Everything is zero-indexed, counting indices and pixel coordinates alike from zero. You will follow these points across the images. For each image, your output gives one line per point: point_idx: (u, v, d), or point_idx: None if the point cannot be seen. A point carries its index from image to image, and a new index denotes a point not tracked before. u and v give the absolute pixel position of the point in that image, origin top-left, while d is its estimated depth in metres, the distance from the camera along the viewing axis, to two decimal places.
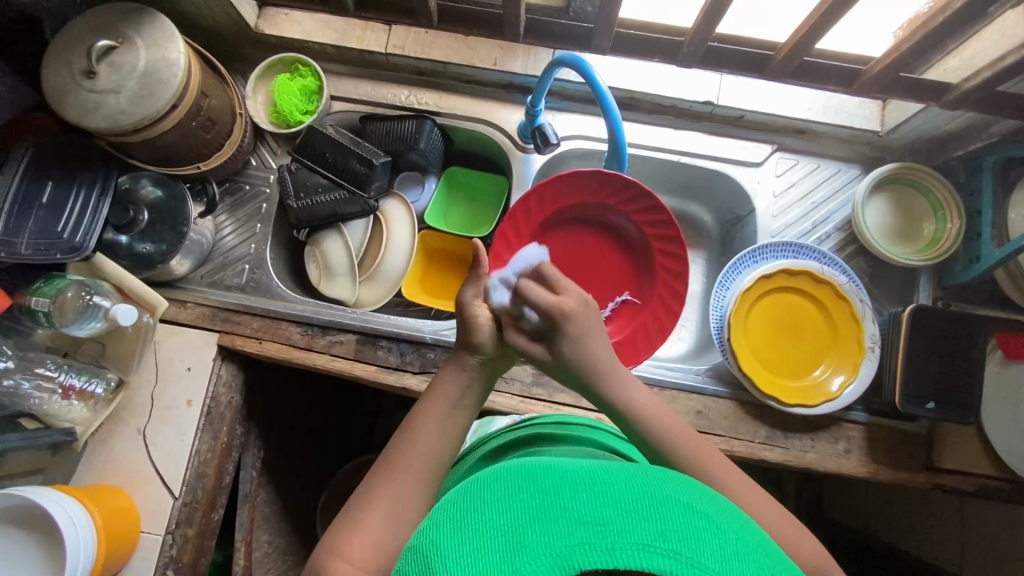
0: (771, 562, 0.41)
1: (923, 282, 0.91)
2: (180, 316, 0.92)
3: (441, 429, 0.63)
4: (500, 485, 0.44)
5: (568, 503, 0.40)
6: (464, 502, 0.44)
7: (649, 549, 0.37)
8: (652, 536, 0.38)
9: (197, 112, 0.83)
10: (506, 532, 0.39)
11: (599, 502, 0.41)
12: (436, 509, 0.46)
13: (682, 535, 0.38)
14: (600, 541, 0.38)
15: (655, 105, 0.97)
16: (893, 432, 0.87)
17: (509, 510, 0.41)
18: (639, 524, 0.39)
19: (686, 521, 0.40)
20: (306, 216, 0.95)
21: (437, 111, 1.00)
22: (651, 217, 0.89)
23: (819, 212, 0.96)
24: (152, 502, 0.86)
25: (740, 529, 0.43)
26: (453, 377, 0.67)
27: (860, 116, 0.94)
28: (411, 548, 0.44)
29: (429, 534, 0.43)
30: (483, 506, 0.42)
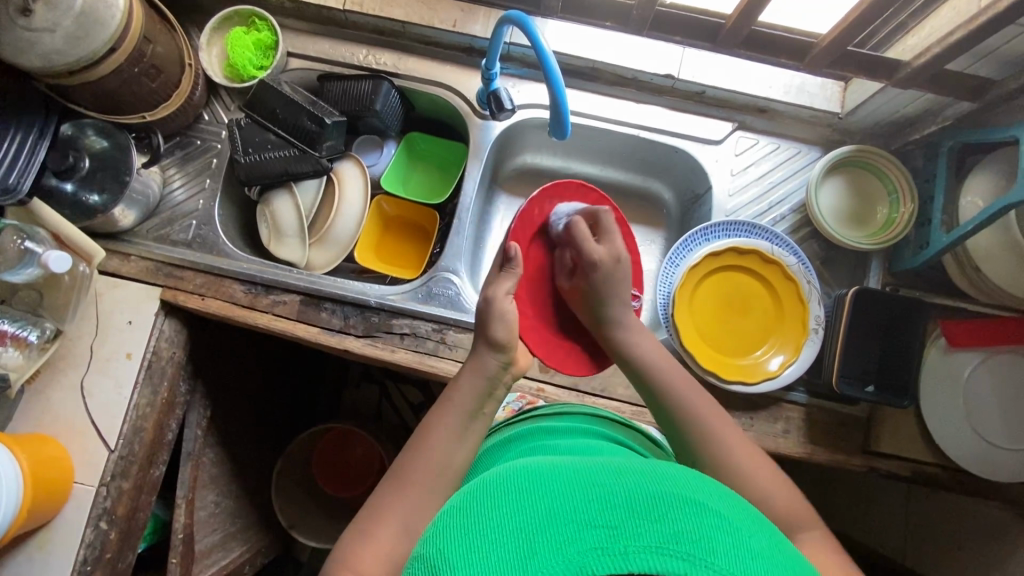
0: (779, 551, 0.45)
1: (874, 266, 0.91)
2: (121, 269, 0.91)
3: (456, 437, 0.67)
4: (508, 490, 0.48)
5: (578, 507, 0.45)
6: (474, 507, 0.48)
7: (661, 551, 0.41)
8: (665, 538, 0.42)
9: (139, 58, 0.81)
10: (518, 536, 0.44)
11: (611, 505, 0.45)
12: (443, 516, 0.50)
13: (695, 536, 0.42)
14: (613, 546, 0.42)
15: (616, 77, 0.96)
16: (832, 414, 0.88)
17: (521, 515, 0.45)
18: (652, 526, 0.43)
19: (696, 518, 0.44)
20: (256, 173, 0.93)
21: (395, 72, 0.98)
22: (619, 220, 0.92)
23: (776, 193, 0.95)
24: (87, 453, 0.86)
25: (749, 524, 0.47)
26: (473, 383, 0.72)
27: (822, 96, 0.93)
28: (417, 556, 0.48)
29: (438, 537, 0.47)
30: (495, 512, 0.46)
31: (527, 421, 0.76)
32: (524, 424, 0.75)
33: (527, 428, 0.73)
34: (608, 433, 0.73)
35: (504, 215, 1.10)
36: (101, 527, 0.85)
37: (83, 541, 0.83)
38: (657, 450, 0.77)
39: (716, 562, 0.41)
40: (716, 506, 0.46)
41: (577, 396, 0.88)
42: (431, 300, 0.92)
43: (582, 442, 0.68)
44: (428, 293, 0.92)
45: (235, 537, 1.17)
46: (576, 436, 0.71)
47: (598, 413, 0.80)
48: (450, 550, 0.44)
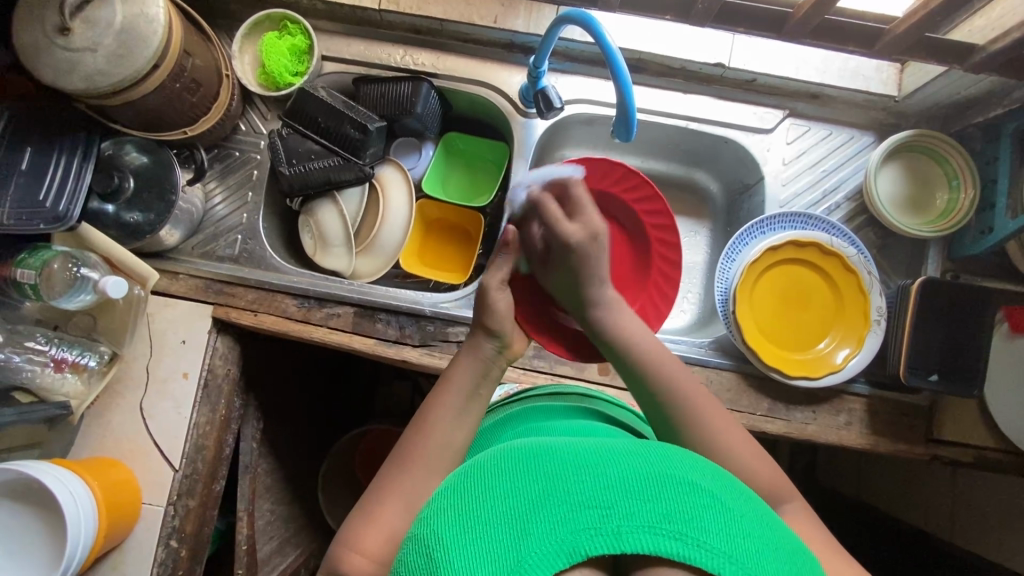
0: (765, 518, 0.46)
1: (933, 253, 0.89)
2: (171, 288, 0.90)
3: (455, 419, 0.68)
4: (497, 471, 0.46)
5: (571, 486, 0.43)
6: (467, 488, 0.46)
7: (654, 531, 0.41)
8: (659, 519, 0.41)
9: (181, 73, 0.79)
10: (510, 517, 0.42)
11: (604, 483, 0.43)
12: (432, 500, 0.48)
13: (688, 516, 0.42)
14: (606, 526, 0.41)
15: (664, 67, 0.93)
16: (894, 404, 0.87)
17: (513, 495, 0.43)
18: (645, 505, 0.42)
19: (690, 498, 0.43)
20: (299, 183, 0.91)
21: (434, 72, 0.95)
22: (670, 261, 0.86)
23: (829, 181, 0.93)
24: (153, 474, 0.86)
25: (743, 501, 0.46)
26: (470, 366, 0.72)
27: (877, 79, 0.91)
28: (410, 538, 0.46)
29: (429, 522, 0.46)
30: (485, 493, 0.45)
31: (519, 403, 0.77)
32: (516, 406, 0.76)
33: (523, 409, 0.75)
34: (609, 417, 0.74)
35: None
36: (171, 546, 0.85)
37: (155, 559, 0.84)
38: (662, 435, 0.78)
39: (712, 543, 0.41)
40: (711, 487, 0.45)
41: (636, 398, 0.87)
42: None
43: (581, 422, 0.69)
44: None
45: (290, 541, 1.19)
46: (573, 417, 0.71)
47: (596, 395, 0.81)
48: (444, 534, 0.43)
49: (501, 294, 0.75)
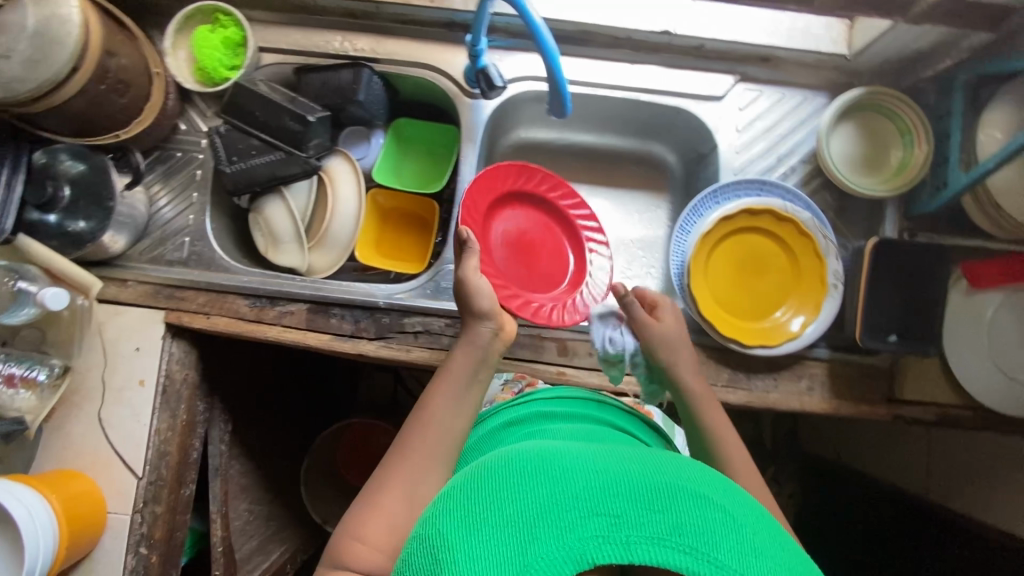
0: (774, 538, 0.48)
1: (890, 212, 0.88)
2: (121, 295, 0.88)
3: (454, 408, 0.71)
4: (508, 475, 0.49)
5: (582, 493, 0.46)
6: (479, 488, 0.49)
7: (662, 543, 0.43)
8: (667, 531, 0.44)
9: (104, 75, 0.76)
10: (521, 522, 0.45)
11: (615, 495, 0.46)
12: (444, 498, 0.51)
13: (696, 530, 0.44)
14: (615, 535, 0.44)
15: (609, 38, 0.91)
16: (856, 366, 0.87)
17: (525, 497, 0.46)
18: (655, 517, 0.45)
19: (700, 513, 0.46)
20: (244, 181, 0.89)
21: (375, 57, 0.93)
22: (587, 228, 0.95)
23: (784, 145, 0.91)
24: (116, 483, 0.86)
25: (750, 515, 0.49)
26: (467, 353, 0.75)
27: (827, 38, 0.88)
28: (421, 533, 0.49)
29: (438, 519, 0.48)
30: (497, 496, 0.47)
31: (527, 403, 0.77)
32: (522, 407, 0.76)
33: (532, 410, 0.74)
34: (605, 418, 0.75)
35: None
36: (141, 552, 0.85)
37: (125, 567, 0.84)
38: (659, 436, 0.79)
39: (716, 556, 0.43)
40: (718, 500, 0.48)
41: (597, 376, 0.86)
42: (441, 294, 0.90)
43: (581, 428, 0.69)
44: (437, 287, 0.90)
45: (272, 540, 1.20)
46: (573, 419, 0.72)
47: (597, 396, 0.80)
48: (456, 533, 0.45)
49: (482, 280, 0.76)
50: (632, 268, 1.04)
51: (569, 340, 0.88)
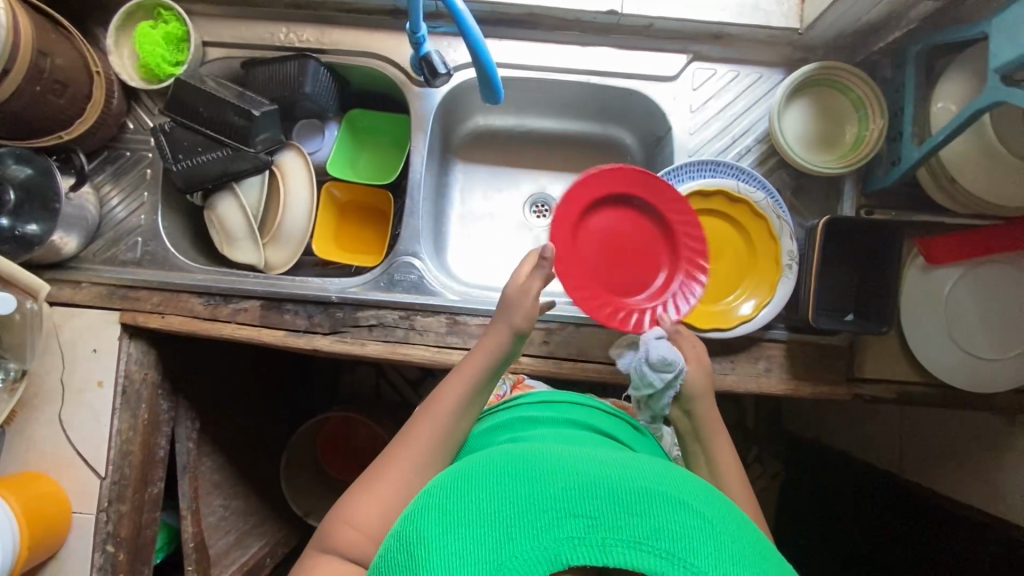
0: (759, 548, 0.45)
1: (847, 189, 0.87)
2: (76, 297, 0.88)
3: (456, 416, 0.70)
4: (485, 475, 0.47)
5: (558, 493, 0.44)
6: (456, 486, 0.47)
7: (638, 546, 0.41)
8: (647, 535, 0.42)
9: (39, 75, 0.76)
10: (496, 522, 0.43)
11: (593, 496, 0.44)
12: (419, 496, 0.49)
13: (675, 535, 0.42)
14: (591, 536, 0.42)
15: (557, 21, 0.89)
16: (815, 346, 0.86)
17: (499, 497, 0.44)
18: (633, 519, 0.43)
19: (679, 517, 0.43)
20: (194, 178, 0.89)
21: (321, 48, 0.91)
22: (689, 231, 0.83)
23: (739, 124, 0.90)
24: (80, 483, 0.86)
25: (737, 526, 0.46)
26: (483, 359, 0.73)
27: (778, 13, 0.86)
28: (393, 532, 0.47)
29: (406, 518, 0.46)
30: (474, 494, 0.45)
31: (518, 408, 0.77)
32: (513, 410, 0.76)
33: (517, 416, 0.74)
34: (591, 421, 0.74)
35: (463, 187, 1.07)
36: (108, 550, 0.87)
37: (94, 564, 0.86)
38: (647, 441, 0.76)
39: (697, 563, 0.41)
40: (700, 506, 0.45)
41: (554, 364, 0.86)
42: (394, 287, 0.89)
43: (567, 432, 0.69)
44: (390, 281, 0.89)
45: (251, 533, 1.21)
46: (559, 425, 0.71)
47: (587, 400, 0.79)
48: (428, 531, 0.44)
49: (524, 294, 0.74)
50: None
51: None
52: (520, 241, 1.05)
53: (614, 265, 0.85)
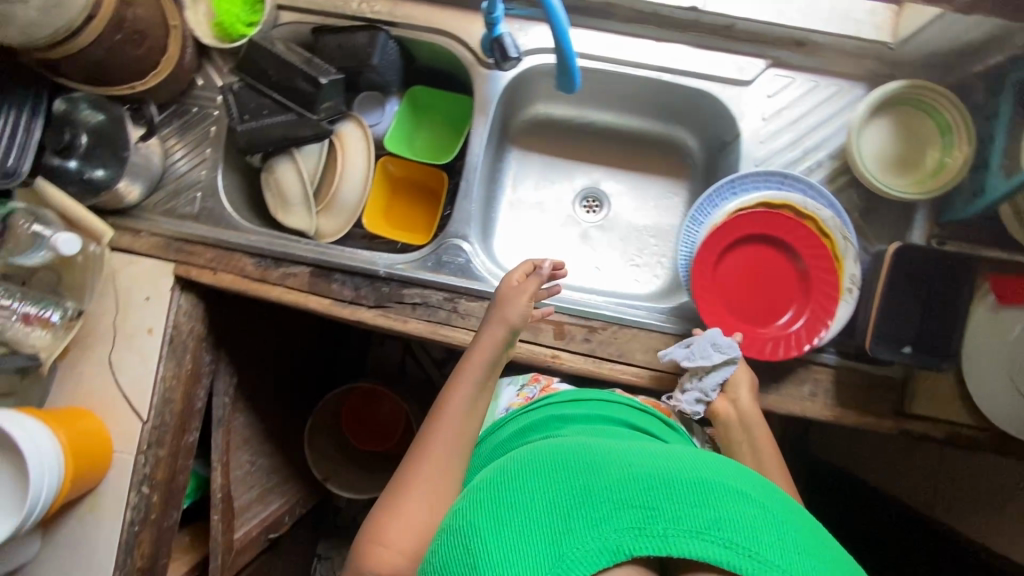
0: (818, 540, 0.49)
1: (920, 217, 0.83)
2: (134, 245, 0.90)
3: (470, 408, 0.73)
4: (546, 473, 0.52)
5: (618, 488, 0.49)
6: (519, 483, 0.52)
7: (702, 536, 0.45)
8: (705, 525, 0.46)
9: (120, 25, 0.76)
10: (559, 516, 0.48)
11: (654, 489, 0.48)
12: (483, 489, 0.54)
13: (738, 526, 0.46)
14: (653, 527, 0.46)
15: (634, 13, 0.87)
16: (865, 376, 0.83)
17: (561, 494, 0.50)
18: (694, 511, 0.47)
19: (738, 509, 0.48)
20: (255, 140, 0.89)
21: (392, 21, 0.91)
22: (822, 266, 0.80)
23: (812, 137, 0.86)
24: (123, 424, 0.90)
25: (791, 516, 0.50)
26: (484, 355, 0.76)
27: (870, 24, 0.84)
28: (459, 524, 0.53)
29: (477, 508, 0.52)
30: (536, 491, 0.51)
31: (543, 407, 0.77)
32: (538, 414, 0.76)
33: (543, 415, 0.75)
34: (623, 420, 0.74)
35: (516, 174, 1.06)
36: (143, 491, 0.90)
37: (129, 503, 0.89)
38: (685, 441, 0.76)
39: (755, 551, 0.45)
40: (754, 498, 0.49)
41: (593, 363, 0.85)
42: (442, 268, 0.89)
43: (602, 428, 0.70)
44: (438, 261, 0.90)
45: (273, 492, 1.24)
46: (593, 421, 0.73)
47: (615, 399, 0.78)
48: (494, 525, 0.49)
49: (514, 293, 0.79)
50: (643, 256, 1.02)
51: (566, 324, 0.86)
52: (567, 235, 1.04)
53: (751, 292, 0.85)
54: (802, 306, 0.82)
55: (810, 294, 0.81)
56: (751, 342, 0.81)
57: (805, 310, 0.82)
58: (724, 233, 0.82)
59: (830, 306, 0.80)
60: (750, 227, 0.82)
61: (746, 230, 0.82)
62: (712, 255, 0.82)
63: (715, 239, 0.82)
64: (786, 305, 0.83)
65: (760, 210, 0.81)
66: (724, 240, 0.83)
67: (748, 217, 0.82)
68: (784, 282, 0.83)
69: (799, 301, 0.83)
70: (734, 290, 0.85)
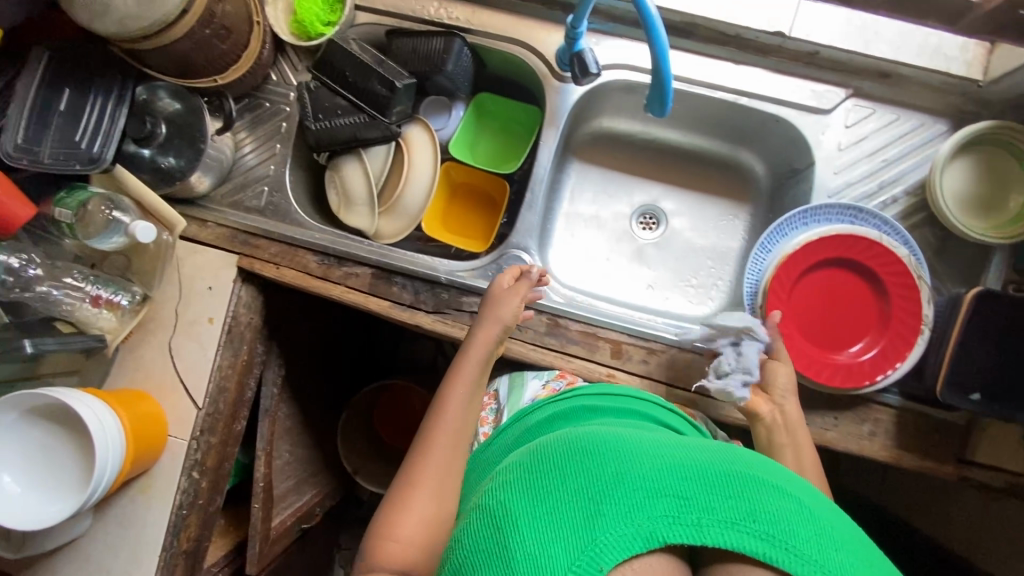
0: (852, 536, 0.49)
1: (997, 261, 0.81)
2: (200, 235, 0.92)
3: (469, 402, 0.74)
4: (575, 459, 0.52)
5: (651, 477, 0.49)
6: (549, 469, 0.52)
7: (737, 528, 0.46)
8: (740, 517, 0.46)
9: (210, 19, 0.78)
10: (591, 499, 0.48)
11: (687, 481, 0.48)
12: (514, 472, 0.54)
13: (774, 519, 0.46)
14: (688, 516, 0.46)
15: (715, 34, 0.86)
16: (927, 419, 0.82)
17: (592, 480, 0.49)
18: (729, 502, 0.47)
19: (774, 502, 0.48)
20: (326, 139, 0.91)
21: (468, 28, 0.91)
22: (900, 299, 0.79)
23: (889, 171, 0.84)
24: (179, 410, 0.91)
25: (824, 509, 0.50)
26: (481, 350, 0.77)
27: (961, 60, 0.81)
28: (489, 504, 0.53)
29: (507, 492, 0.52)
30: (568, 475, 0.50)
31: (570, 397, 0.75)
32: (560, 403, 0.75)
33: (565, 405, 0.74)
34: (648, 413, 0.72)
35: (575, 187, 1.06)
36: (193, 476, 0.91)
37: (179, 487, 0.90)
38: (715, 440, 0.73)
39: (788, 542, 0.45)
40: (785, 491, 0.49)
41: (650, 385, 0.84)
42: None
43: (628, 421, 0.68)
44: (498, 271, 0.90)
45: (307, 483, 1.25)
46: (623, 414, 0.71)
47: (642, 395, 0.77)
48: (527, 508, 0.49)
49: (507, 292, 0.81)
50: (698, 278, 1.01)
51: (624, 343, 0.86)
52: (623, 250, 1.03)
53: (821, 319, 0.83)
54: (874, 339, 0.81)
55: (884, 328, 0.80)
56: (820, 369, 0.80)
57: (878, 342, 0.80)
58: (805, 254, 0.81)
59: (905, 342, 0.78)
60: (830, 251, 0.81)
61: (826, 254, 0.81)
62: (789, 275, 0.81)
63: (796, 259, 0.81)
64: (857, 336, 0.82)
65: (842, 235, 0.80)
66: (803, 261, 0.81)
67: (829, 242, 0.80)
68: (858, 312, 0.82)
69: (872, 334, 0.81)
70: (805, 314, 0.83)
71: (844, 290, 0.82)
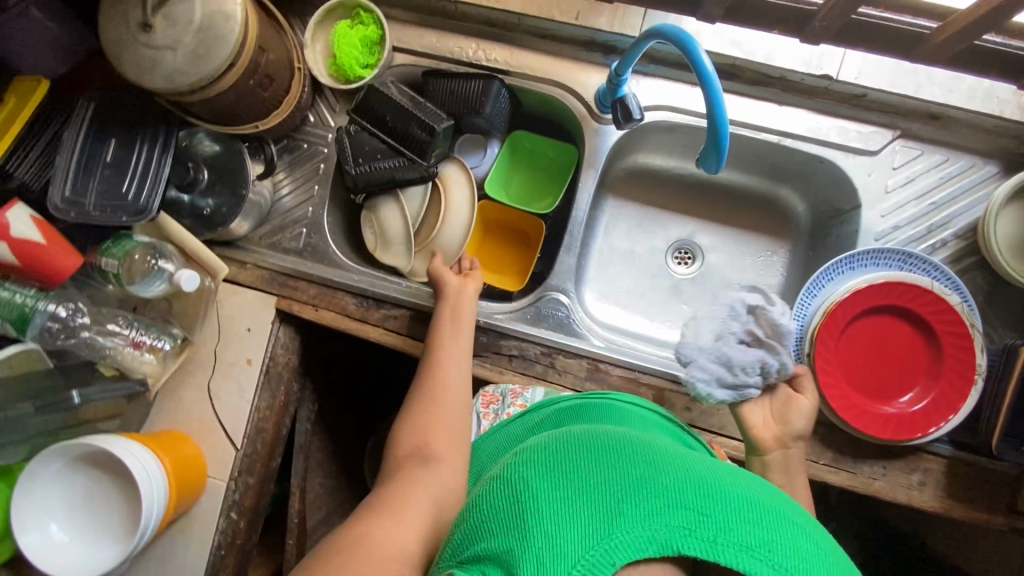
0: None
1: None
2: (239, 276, 0.92)
3: (458, 361, 0.80)
4: (596, 448, 0.46)
5: (669, 483, 0.42)
6: (563, 451, 0.46)
7: (755, 555, 0.39)
8: (756, 543, 0.40)
9: (255, 69, 0.78)
10: (605, 494, 0.41)
11: (706, 494, 0.42)
12: (525, 454, 0.48)
13: (789, 555, 0.40)
14: (702, 532, 0.40)
15: (759, 76, 0.85)
16: (979, 469, 0.80)
17: (607, 471, 0.43)
18: (746, 527, 0.41)
19: (794, 539, 0.41)
20: (363, 181, 0.90)
21: (506, 69, 0.90)
22: (953, 349, 0.77)
23: (938, 215, 0.83)
24: (217, 451, 0.91)
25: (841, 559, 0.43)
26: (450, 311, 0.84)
27: (1014, 104, 0.80)
28: (491, 485, 0.46)
29: (512, 472, 0.46)
30: (584, 464, 0.44)
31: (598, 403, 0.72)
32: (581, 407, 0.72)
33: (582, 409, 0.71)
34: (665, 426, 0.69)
35: (609, 222, 1.05)
36: (231, 517, 0.90)
37: (218, 528, 0.90)
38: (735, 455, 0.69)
39: None
40: (809, 528, 0.43)
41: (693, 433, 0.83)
42: (540, 321, 0.89)
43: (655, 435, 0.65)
44: (537, 313, 0.89)
45: None
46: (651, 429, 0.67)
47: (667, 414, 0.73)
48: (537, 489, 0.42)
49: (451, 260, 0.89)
50: None
51: (665, 390, 0.85)
52: (659, 287, 1.02)
53: (870, 366, 0.82)
54: (925, 389, 0.79)
55: (936, 378, 0.78)
56: (871, 422, 0.78)
57: (929, 393, 0.79)
58: (857, 302, 0.79)
59: (960, 395, 0.77)
60: (881, 297, 0.79)
61: (879, 300, 0.79)
62: (841, 323, 0.79)
63: (848, 306, 0.79)
64: (908, 385, 0.80)
65: (894, 282, 0.78)
66: (854, 308, 0.80)
67: (881, 289, 0.78)
68: (909, 359, 0.80)
69: (924, 383, 0.79)
70: (854, 362, 0.81)
71: (894, 337, 0.81)
